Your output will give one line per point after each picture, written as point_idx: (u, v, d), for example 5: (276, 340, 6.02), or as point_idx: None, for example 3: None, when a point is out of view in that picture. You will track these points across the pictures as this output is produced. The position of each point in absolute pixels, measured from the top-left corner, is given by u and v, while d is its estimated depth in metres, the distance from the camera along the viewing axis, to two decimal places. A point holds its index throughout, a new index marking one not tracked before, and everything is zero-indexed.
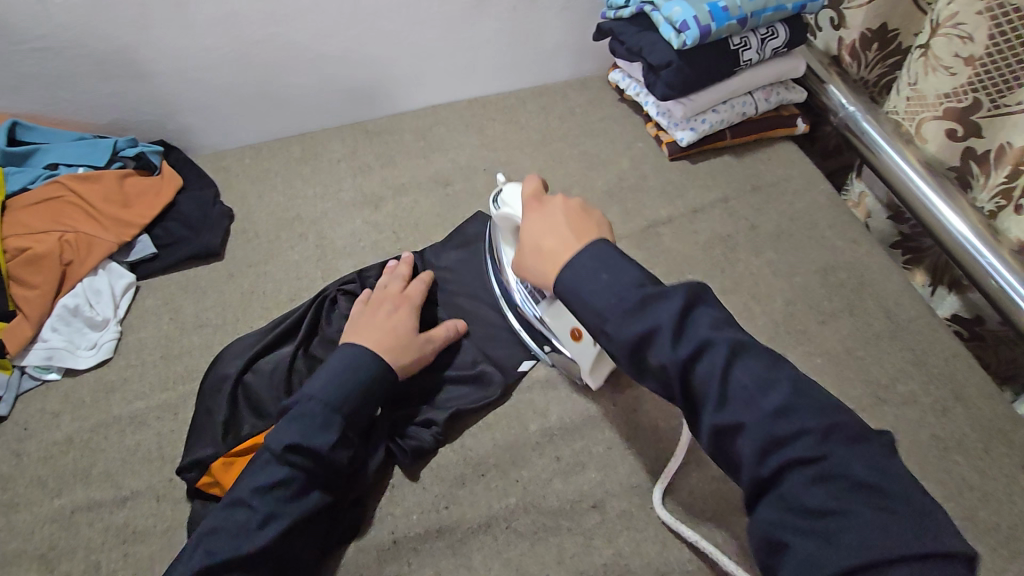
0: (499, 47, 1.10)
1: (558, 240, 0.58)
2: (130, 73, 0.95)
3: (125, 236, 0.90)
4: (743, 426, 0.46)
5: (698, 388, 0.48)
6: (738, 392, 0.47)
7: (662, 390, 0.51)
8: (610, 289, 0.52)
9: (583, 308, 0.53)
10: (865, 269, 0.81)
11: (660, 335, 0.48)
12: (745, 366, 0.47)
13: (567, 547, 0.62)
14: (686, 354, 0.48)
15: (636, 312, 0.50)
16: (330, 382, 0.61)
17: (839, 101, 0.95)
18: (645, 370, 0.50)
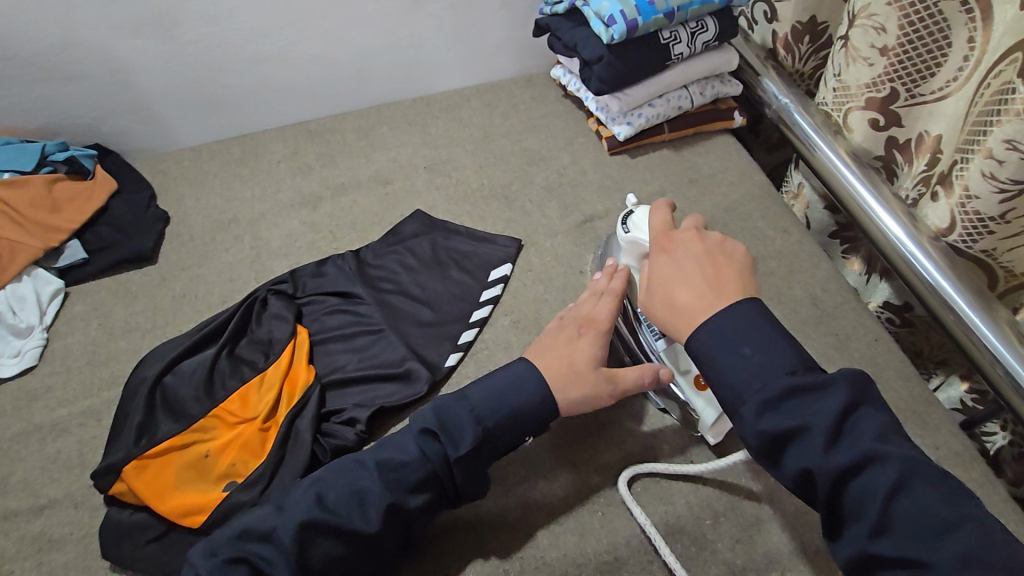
0: (441, 45, 1.10)
1: (693, 294, 0.57)
2: (58, 76, 0.94)
3: (52, 241, 0.88)
4: (912, 562, 0.45)
5: (847, 504, 0.48)
6: (903, 525, 0.46)
7: (803, 491, 0.51)
8: (756, 367, 0.52)
9: (719, 383, 0.53)
10: (794, 257, 0.81)
11: (808, 433, 0.48)
12: (910, 497, 0.46)
13: (487, 541, 0.61)
14: (848, 464, 0.47)
15: (789, 402, 0.50)
16: (491, 395, 0.59)
17: (772, 93, 0.97)
18: (783, 465, 0.50)
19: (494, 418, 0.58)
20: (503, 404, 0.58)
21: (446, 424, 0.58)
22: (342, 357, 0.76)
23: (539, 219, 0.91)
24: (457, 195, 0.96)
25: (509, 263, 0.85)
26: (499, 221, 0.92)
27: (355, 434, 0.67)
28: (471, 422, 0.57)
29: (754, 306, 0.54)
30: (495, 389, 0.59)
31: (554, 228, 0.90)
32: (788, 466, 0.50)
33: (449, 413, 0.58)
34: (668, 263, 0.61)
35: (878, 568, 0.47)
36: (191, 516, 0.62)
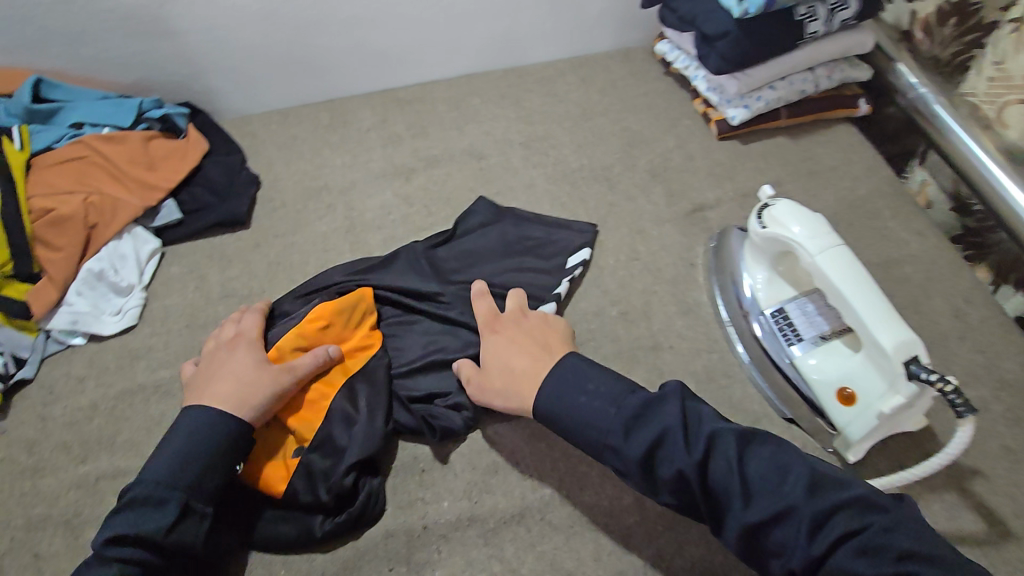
0: (540, 14, 1.04)
1: (529, 361, 0.60)
2: (154, 31, 0.92)
3: (151, 200, 0.87)
4: (780, 514, 0.46)
5: (715, 490, 0.49)
6: (760, 482, 0.48)
7: (681, 502, 0.50)
8: (606, 401, 0.54)
9: (581, 426, 0.54)
10: (932, 264, 0.76)
11: (668, 437, 0.50)
12: (756, 455, 0.49)
13: (605, 544, 0.59)
14: (697, 452, 0.49)
15: (635, 426, 0.52)
16: (173, 457, 0.54)
17: (908, 80, 0.89)
18: (656, 480, 0.51)
19: (189, 480, 0.53)
20: (190, 467, 0.53)
21: (135, 523, 0.51)
22: (437, 334, 0.71)
23: (644, 205, 0.86)
24: (556, 174, 0.92)
25: (588, 248, 0.79)
26: (601, 205, 0.87)
27: (461, 420, 0.64)
28: (161, 504, 0.52)
29: (576, 357, 0.59)
30: (186, 450, 0.54)
31: (660, 215, 0.85)
32: (664, 476, 0.50)
33: (136, 506, 0.52)
34: (499, 342, 0.64)
35: (763, 534, 0.47)
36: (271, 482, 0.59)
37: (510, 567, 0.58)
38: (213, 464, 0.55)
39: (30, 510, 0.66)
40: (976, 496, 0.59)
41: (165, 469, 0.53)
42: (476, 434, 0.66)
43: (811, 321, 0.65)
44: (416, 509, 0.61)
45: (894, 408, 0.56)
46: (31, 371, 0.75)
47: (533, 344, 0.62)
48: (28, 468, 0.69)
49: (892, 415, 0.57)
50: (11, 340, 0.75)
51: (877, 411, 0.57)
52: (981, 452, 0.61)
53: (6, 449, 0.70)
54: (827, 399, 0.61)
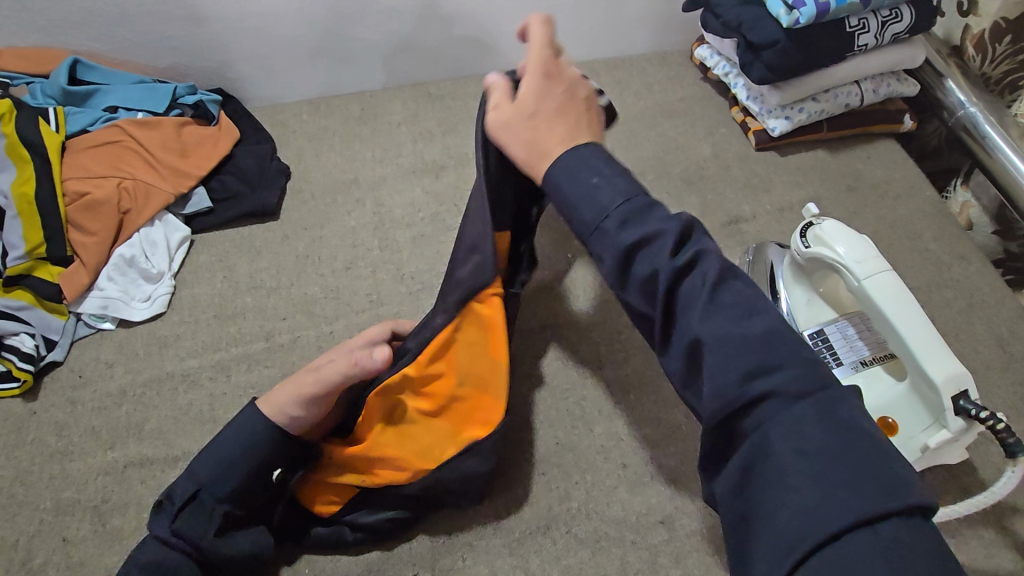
0: (577, 12, 1.03)
1: (556, 129, 0.49)
2: (192, 17, 0.91)
3: (182, 187, 0.86)
4: (726, 348, 0.40)
5: (679, 302, 0.42)
6: (727, 308, 0.41)
7: (641, 308, 0.44)
8: (609, 195, 0.44)
9: (576, 204, 0.45)
10: (974, 289, 0.75)
11: (664, 239, 0.43)
12: (735, 287, 0.42)
13: (631, 561, 0.59)
14: (680, 262, 0.42)
15: (635, 217, 0.44)
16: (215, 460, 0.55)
17: (957, 98, 0.86)
18: (629, 277, 0.43)
19: (228, 492, 0.54)
20: (229, 477, 0.54)
21: (179, 526, 0.53)
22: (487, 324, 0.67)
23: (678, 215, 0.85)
24: None
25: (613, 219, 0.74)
26: None
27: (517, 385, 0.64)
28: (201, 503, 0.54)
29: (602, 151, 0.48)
30: (230, 455, 0.55)
31: None
32: (637, 278, 0.43)
33: (182, 510, 0.54)
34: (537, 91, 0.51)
35: (701, 360, 0.41)
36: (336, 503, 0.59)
37: None
38: (253, 470, 0.55)
39: (59, 494, 0.67)
40: (1013, 531, 0.58)
41: (211, 475, 0.55)
42: (503, 441, 0.66)
43: (851, 345, 0.64)
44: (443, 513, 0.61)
45: (939, 443, 0.55)
46: (61, 354, 0.76)
47: (580, 116, 0.50)
48: (57, 451, 0.70)
49: (936, 449, 0.56)
50: (41, 321, 0.76)
51: (921, 444, 0.56)
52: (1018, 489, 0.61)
53: (35, 432, 0.71)
54: None
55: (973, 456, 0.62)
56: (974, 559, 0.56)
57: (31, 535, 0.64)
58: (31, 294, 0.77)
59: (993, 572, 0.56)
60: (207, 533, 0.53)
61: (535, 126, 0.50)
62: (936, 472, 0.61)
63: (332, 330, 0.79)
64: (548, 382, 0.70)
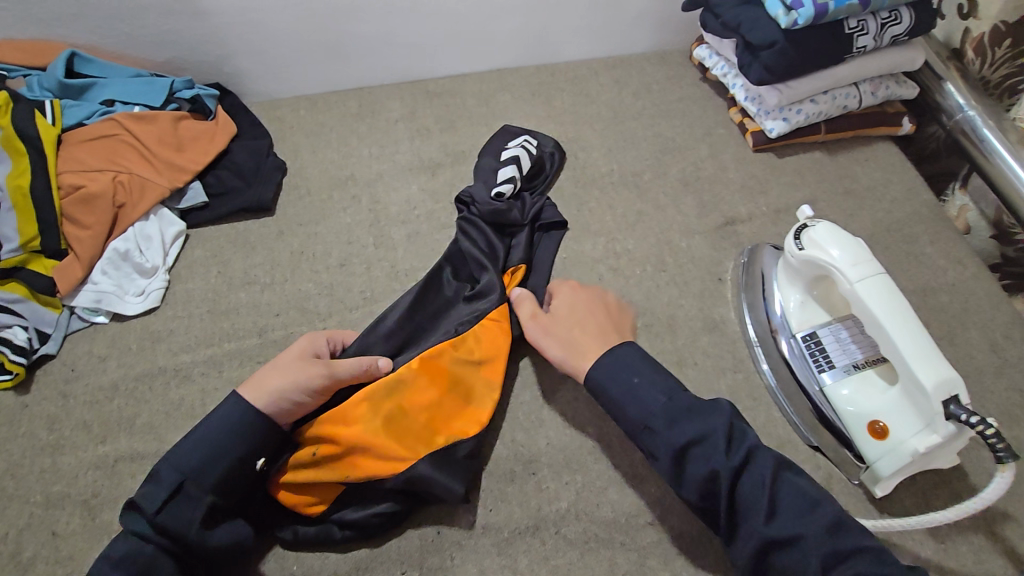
0: (577, 11, 1.02)
1: (595, 335, 0.63)
2: (191, 11, 0.91)
3: (177, 182, 0.86)
4: (795, 539, 0.50)
5: (741, 501, 0.52)
6: (787, 506, 0.51)
7: (702, 500, 0.53)
8: (653, 390, 0.56)
9: (624, 404, 0.57)
10: (969, 294, 0.75)
11: (708, 438, 0.53)
12: (790, 482, 0.52)
13: (619, 562, 0.59)
14: (735, 460, 0.52)
15: (678, 418, 0.55)
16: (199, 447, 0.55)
17: (956, 101, 0.86)
18: (684, 477, 0.53)
19: (214, 483, 0.54)
20: (215, 466, 0.55)
21: (164, 516, 0.53)
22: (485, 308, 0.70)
23: (674, 215, 0.84)
24: (584, 177, 0.89)
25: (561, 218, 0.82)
26: (630, 212, 0.85)
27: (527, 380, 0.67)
28: (184, 494, 0.54)
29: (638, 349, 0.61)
30: (217, 443, 0.55)
31: (690, 227, 0.83)
32: (696, 473, 0.53)
33: (166, 501, 0.53)
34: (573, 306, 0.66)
35: (778, 550, 0.50)
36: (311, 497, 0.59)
37: None
38: (239, 459, 0.56)
39: (50, 487, 0.67)
40: (1005, 537, 0.58)
41: (194, 465, 0.54)
42: (494, 440, 0.66)
43: (844, 348, 0.64)
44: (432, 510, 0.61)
45: (929, 448, 0.55)
46: (54, 347, 0.76)
47: (603, 324, 0.64)
48: (48, 445, 0.70)
49: (926, 453, 0.56)
50: (34, 314, 0.76)
51: (910, 448, 0.56)
52: (1010, 496, 0.60)
53: (27, 426, 0.71)
54: (857, 430, 0.60)
55: (964, 461, 0.62)
56: (963, 565, 0.56)
57: (21, 528, 0.65)
58: (26, 286, 0.77)
59: None
60: (193, 523, 0.53)
61: (568, 330, 0.64)
62: (926, 476, 0.61)
63: (325, 326, 0.79)
64: (540, 381, 0.70)
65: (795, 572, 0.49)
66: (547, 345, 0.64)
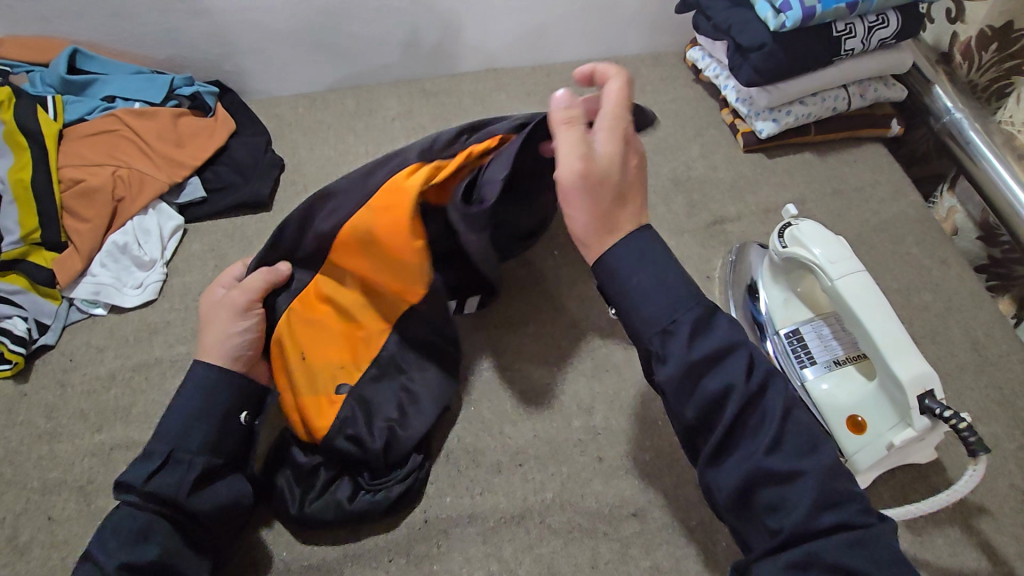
0: (573, 13, 1.04)
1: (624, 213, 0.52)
2: (192, 9, 0.92)
3: (175, 177, 0.87)
4: (794, 476, 0.47)
5: (744, 428, 0.48)
6: (789, 440, 0.48)
7: (707, 423, 0.49)
8: (672, 294, 0.50)
9: (641, 303, 0.50)
10: (953, 293, 0.76)
11: (726, 357, 0.49)
12: (799, 419, 0.49)
13: (602, 552, 0.60)
14: (752, 385, 0.48)
15: (700, 329, 0.49)
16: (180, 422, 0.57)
17: (944, 105, 0.87)
18: (695, 390, 0.48)
19: (201, 443, 0.56)
20: (198, 427, 0.57)
21: (153, 485, 0.54)
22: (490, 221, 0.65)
23: (664, 214, 0.85)
24: None
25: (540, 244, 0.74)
26: None
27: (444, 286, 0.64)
28: (177, 460, 0.55)
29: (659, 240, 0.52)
30: (191, 410, 0.57)
31: (680, 225, 0.84)
32: (708, 388, 0.48)
33: (158, 470, 0.55)
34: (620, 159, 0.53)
35: (766, 485, 0.47)
36: (325, 419, 0.61)
37: (508, 566, 0.59)
38: (221, 415, 0.58)
39: (47, 473, 0.68)
40: (980, 531, 0.59)
41: (181, 433, 0.56)
42: (482, 432, 0.67)
43: (825, 344, 0.65)
44: (438, 501, 0.63)
45: (904, 441, 0.56)
46: (53, 337, 0.77)
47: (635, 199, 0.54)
48: (46, 433, 0.71)
49: (902, 447, 0.57)
50: (34, 305, 0.77)
51: (886, 441, 0.57)
52: (986, 490, 0.61)
53: (25, 414, 0.72)
54: (837, 425, 0.61)
55: (941, 456, 0.64)
56: (939, 557, 0.57)
57: (18, 513, 0.66)
58: (26, 278, 0.78)
59: (957, 570, 0.57)
60: (183, 486, 0.54)
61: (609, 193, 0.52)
62: (904, 471, 0.63)
63: None
64: (530, 374, 0.71)
65: (782, 510, 0.47)
66: (573, 206, 0.52)
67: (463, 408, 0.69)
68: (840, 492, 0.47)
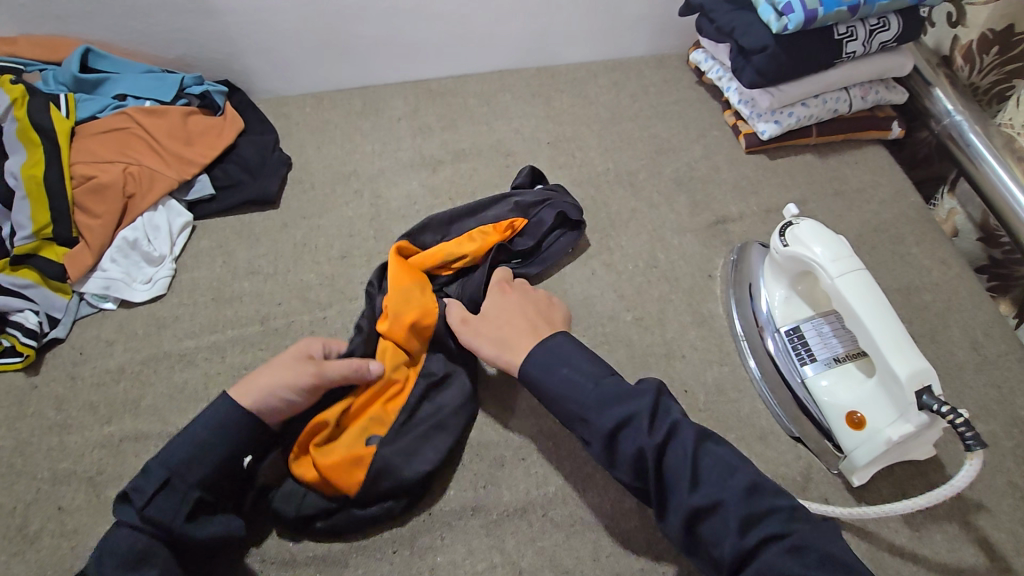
0: (577, 15, 1.05)
1: (519, 329, 0.64)
2: (201, 9, 0.94)
3: (184, 174, 0.89)
4: (715, 506, 0.52)
5: (667, 474, 0.53)
6: (709, 474, 0.53)
7: (637, 478, 0.55)
8: (572, 380, 0.58)
9: (558, 399, 0.58)
10: (952, 293, 0.77)
11: (635, 418, 0.55)
12: (711, 451, 0.54)
13: (604, 545, 0.61)
14: (659, 436, 0.54)
15: (608, 404, 0.56)
16: (175, 452, 0.56)
17: (944, 107, 0.88)
18: (618, 456, 0.55)
19: (201, 478, 0.56)
20: (201, 461, 0.56)
21: (150, 510, 0.53)
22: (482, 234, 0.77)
23: (667, 213, 0.86)
24: (580, 177, 0.91)
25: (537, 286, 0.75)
26: (624, 210, 0.87)
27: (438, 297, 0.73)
28: (173, 490, 0.55)
29: (566, 336, 0.62)
30: (199, 440, 0.57)
31: (682, 225, 0.85)
32: (626, 452, 0.55)
33: (155, 496, 0.54)
34: (499, 302, 0.67)
35: (703, 521, 0.52)
36: (358, 476, 0.60)
37: (511, 558, 0.60)
38: (229, 453, 0.57)
39: (57, 464, 0.69)
40: (978, 527, 0.60)
41: (179, 461, 0.55)
42: (486, 427, 0.68)
43: (826, 342, 0.66)
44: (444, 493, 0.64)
45: (902, 436, 0.57)
46: (64, 331, 0.78)
47: (528, 317, 0.65)
48: (56, 424, 0.72)
49: (900, 442, 0.58)
50: (45, 299, 0.78)
51: (884, 437, 0.58)
52: (985, 487, 0.62)
53: (35, 405, 0.74)
54: (836, 421, 0.62)
55: (940, 453, 0.65)
56: (936, 552, 0.58)
57: (28, 503, 0.67)
58: (38, 272, 0.79)
59: (955, 565, 0.58)
60: (180, 516, 0.54)
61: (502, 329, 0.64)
62: (904, 467, 0.64)
63: (325, 315, 0.81)
64: None
65: (718, 538, 0.51)
66: (479, 343, 0.65)
67: None
68: (760, 510, 0.52)
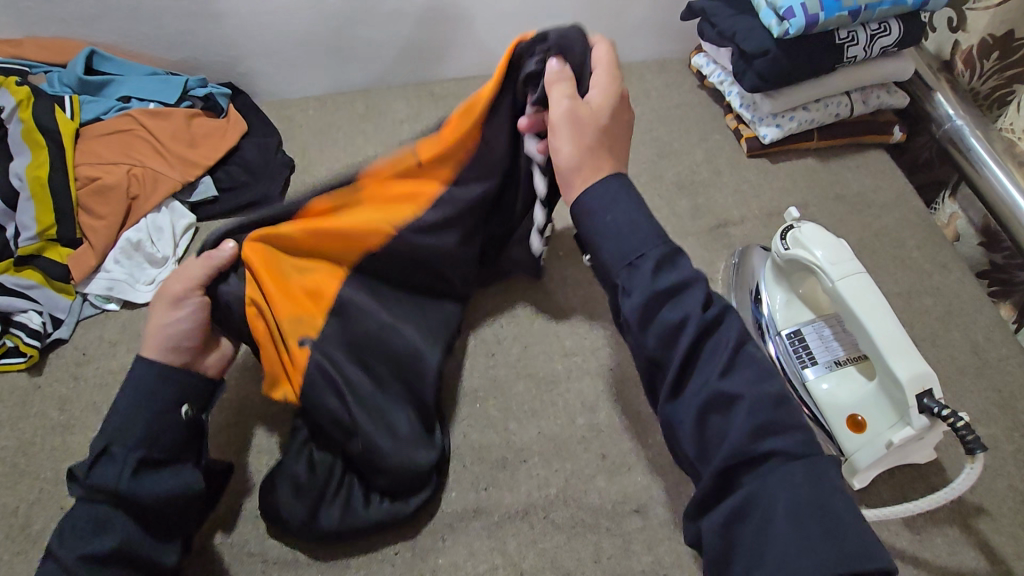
0: (579, 19, 1.05)
1: (604, 150, 0.54)
2: (206, 12, 0.94)
3: (188, 176, 0.89)
4: (733, 404, 0.47)
5: (700, 355, 0.49)
6: (744, 369, 0.49)
7: (660, 348, 0.49)
8: (637, 228, 0.51)
9: (610, 236, 0.51)
10: (953, 297, 0.77)
11: (686, 292, 0.50)
12: (749, 352, 0.50)
13: (605, 547, 0.61)
14: (709, 316, 0.49)
15: (665, 265, 0.50)
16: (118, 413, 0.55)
17: (945, 112, 0.88)
18: (653, 322, 0.49)
19: (140, 437, 0.54)
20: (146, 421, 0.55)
21: (93, 476, 0.53)
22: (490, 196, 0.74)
23: (669, 217, 0.87)
24: None
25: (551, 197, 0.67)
26: None
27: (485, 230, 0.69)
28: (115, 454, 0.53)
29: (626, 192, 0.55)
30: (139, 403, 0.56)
31: (683, 228, 0.85)
32: (667, 319, 0.49)
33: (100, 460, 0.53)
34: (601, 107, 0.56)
35: (717, 413, 0.48)
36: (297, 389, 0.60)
37: (513, 560, 0.60)
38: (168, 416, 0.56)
39: (59, 464, 0.70)
40: (978, 531, 0.60)
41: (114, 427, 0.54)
42: (487, 429, 0.68)
43: (827, 345, 0.66)
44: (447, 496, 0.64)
45: (902, 440, 0.56)
46: (67, 331, 0.79)
47: (616, 146, 0.56)
48: (59, 424, 0.72)
49: (900, 446, 0.58)
50: (49, 300, 0.79)
51: (885, 441, 0.58)
52: (986, 492, 0.62)
53: (38, 405, 0.74)
54: (837, 425, 0.62)
55: (941, 457, 0.65)
56: (938, 556, 0.58)
57: (31, 503, 0.67)
58: (42, 274, 0.80)
59: (956, 569, 0.58)
60: (123, 475, 0.53)
61: (589, 129, 0.54)
62: (904, 471, 0.64)
63: None
64: (534, 373, 0.72)
65: (721, 441, 0.47)
66: (564, 136, 0.54)
67: (470, 405, 0.70)
68: (785, 422, 0.47)
